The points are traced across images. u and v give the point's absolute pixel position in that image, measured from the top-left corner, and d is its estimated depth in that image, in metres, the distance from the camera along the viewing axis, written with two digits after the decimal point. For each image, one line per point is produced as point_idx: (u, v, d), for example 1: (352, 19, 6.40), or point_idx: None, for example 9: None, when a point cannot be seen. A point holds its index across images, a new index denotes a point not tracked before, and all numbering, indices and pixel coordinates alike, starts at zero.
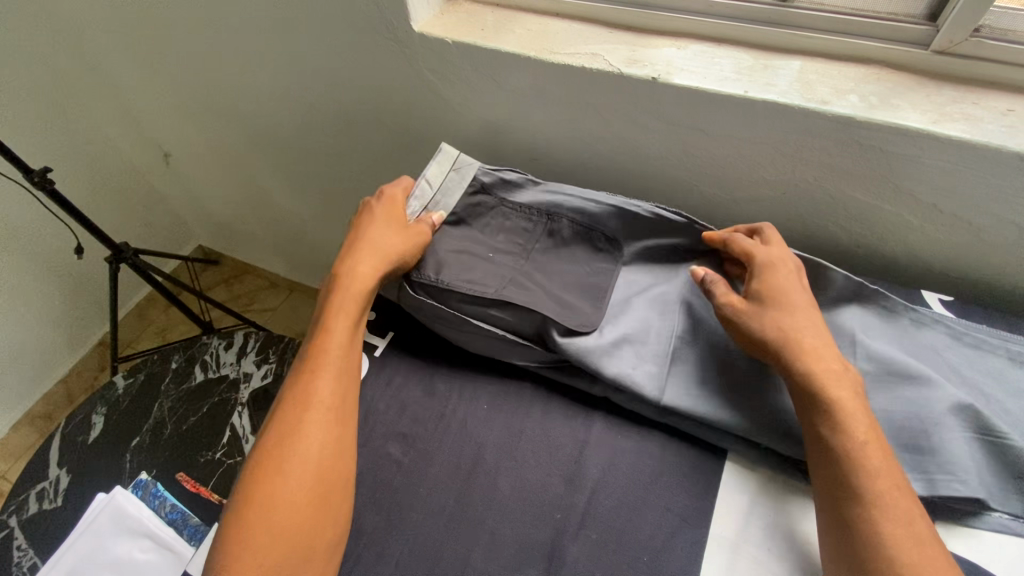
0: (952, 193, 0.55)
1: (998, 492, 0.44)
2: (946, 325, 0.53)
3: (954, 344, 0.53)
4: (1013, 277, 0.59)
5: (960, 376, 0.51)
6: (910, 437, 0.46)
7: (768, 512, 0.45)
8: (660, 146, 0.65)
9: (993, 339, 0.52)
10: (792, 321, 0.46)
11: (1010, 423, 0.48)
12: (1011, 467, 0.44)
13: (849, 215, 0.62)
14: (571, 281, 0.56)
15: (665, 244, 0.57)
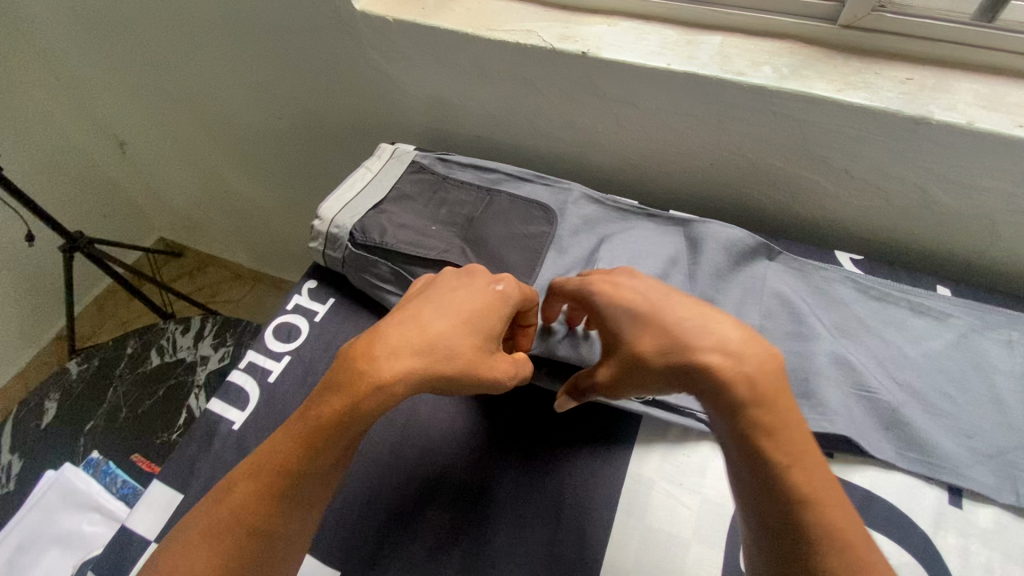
0: (858, 157, 0.59)
1: (874, 436, 0.48)
2: (853, 281, 0.57)
3: (860, 295, 0.57)
4: (919, 238, 0.63)
5: (858, 326, 0.55)
6: (801, 386, 0.50)
7: (685, 451, 0.48)
8: (594, 121, 0.68)
9: (897, 292, 0.56)
10: (631, 347, 0.41)
11: (902, 370, 0.52)
12: (883, 414, 0.49)
13: (771, 182, 0.66)
14: (510, 239, 0.60)
15: (593, 214, 0.63)
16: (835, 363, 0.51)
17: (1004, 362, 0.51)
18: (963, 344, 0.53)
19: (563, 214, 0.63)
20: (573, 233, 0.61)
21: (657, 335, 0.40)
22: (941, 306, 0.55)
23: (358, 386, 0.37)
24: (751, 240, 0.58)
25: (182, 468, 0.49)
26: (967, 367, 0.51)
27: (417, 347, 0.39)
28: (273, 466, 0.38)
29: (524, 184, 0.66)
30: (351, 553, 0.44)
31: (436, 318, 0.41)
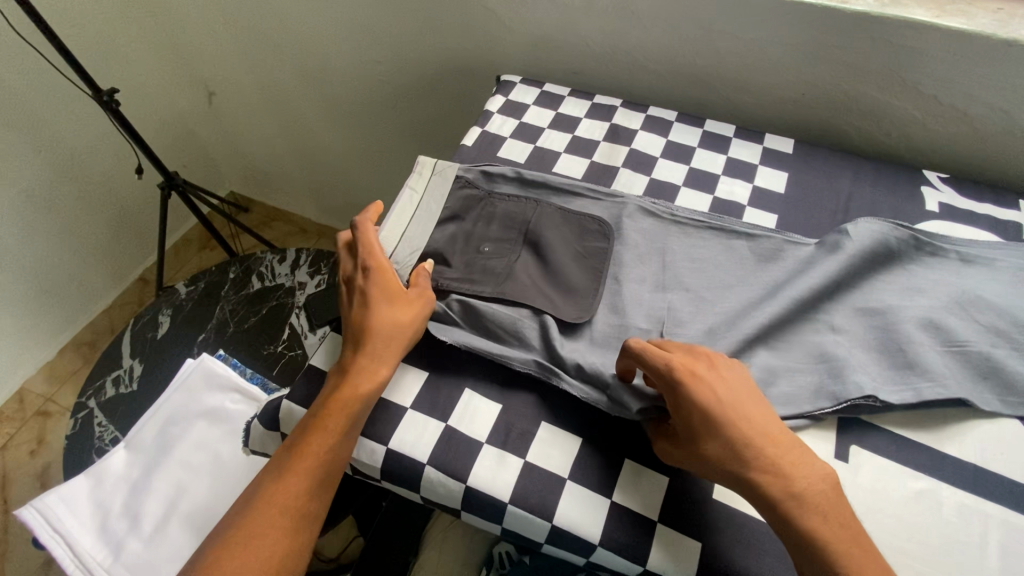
0: (947, 83, 0.64)
1: (978, 389, 0.48)
2: (930, 248, 0.57)
3: (926, 262, 0.56)
4: (999, 163, 0.68)
5: (929, 284, 0.55)
6: (902, 361, 0.50)
7: (801, 329, 0.53)
8: (695, 53, 0.73)
9: (948, 245, 0.57)
10: (723, 446, 0.40)
11: (992, 313, 0.52)
12: (982, 329, 0.52)
13: (859, 111, 0.71)
14: (569, 256, 0.57)
15: (650, 221, 0.61)
16: (921, 329, 0.51)
17: None
18: (1016, 282, 0.55)
19: (620, 230, 0.60)
20: (632, 243, 0.59)
21: (758, 443, 0.40)
22: (1013, 223, 0.62)
23: (356, 366, 0.47)
24: (817, 253, 0.56)
25: None
26: None
27: (390, 337, 0.48)
28: (309, 436, 0.44)
29: (575, 197, 0.63)
30: (509, 392, 0.50)
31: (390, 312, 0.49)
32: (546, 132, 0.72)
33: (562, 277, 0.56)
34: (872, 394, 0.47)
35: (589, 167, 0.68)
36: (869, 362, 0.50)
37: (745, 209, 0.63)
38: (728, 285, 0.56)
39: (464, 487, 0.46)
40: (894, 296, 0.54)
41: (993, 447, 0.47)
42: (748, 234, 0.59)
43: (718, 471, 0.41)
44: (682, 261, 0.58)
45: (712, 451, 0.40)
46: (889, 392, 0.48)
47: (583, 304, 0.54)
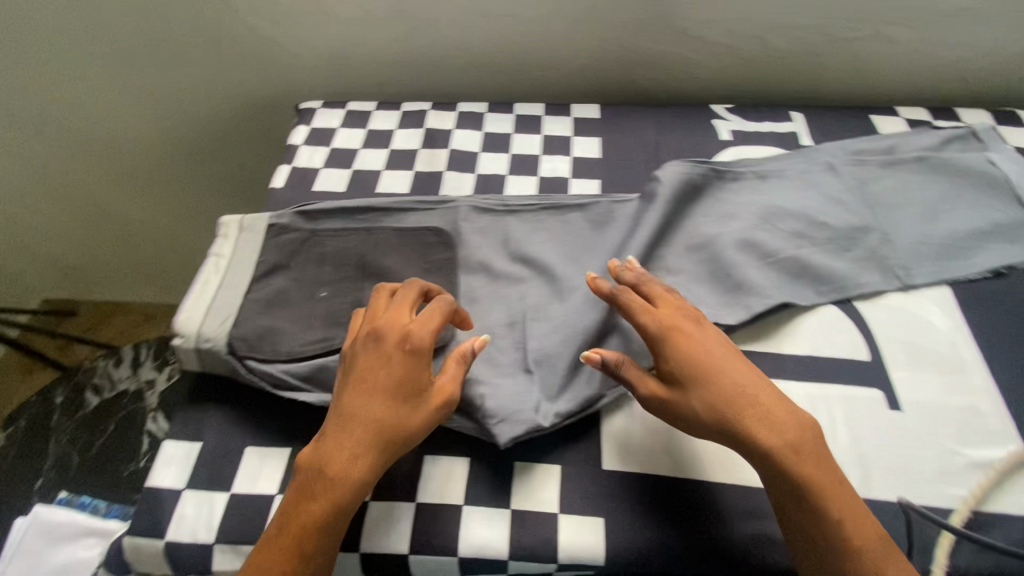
0: (707, 24, 0.70)
1: (797, 289, 0.54)
2: (730, 174, 0.62)
3: (730, 188, 0.62)
4: (769, 82, 0.76)
5: (737, 207, 0.60)
6: (734, 284, 0.54)
7: (647, 281, 0.55)
8: (485, 41, 0.74)
9: (742, 168, 0.63)
10: (713, 397, 0.41)
11: (791, 219, 0.59)
12: (786, 234, 0.57)
13: (647, 64, 0.76)
14: (415, 277, 0.54)
15: (487, 217, 0.61)
16: (739, 250, 0.56)
17: (840, 155, 0.64)
18: (802, 184, 0.62)
19: (459, 234, 0.59)
20: (475, 243, 0.58)
21: (746, 395, 0.41)
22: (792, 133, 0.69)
23: (324, 469, 0.39)
24: (640, 206, 0.59)
25: (191, 420, 0.48)
26: (822, 189, 0.61)
27: (383, 418, 0.40)
28: (281, 546, 0.37)
29: (406, 213, 0.60)
30: None
31: (393, 382, 0.41)
32: (360, 152, 0.68)
33: None
34: (713, 323, 0.51)
35: (414, 178, 0.65)
36: (707, 293, 0.54)
37: (571, 181, 0.65)
38: (572, 260, 0.57)
39: (360, 554, 0.42)
40: (712, 227, 0.58)
41: (821, 335, 0.52)
42: (577, 206, 0.61)
43: (708, 419, 0.40)
44: (526, 248, 0.58)
45: (709, 419, 0.40)
46: (729, 317, 0.52)
47: (443, 321, 0.51)
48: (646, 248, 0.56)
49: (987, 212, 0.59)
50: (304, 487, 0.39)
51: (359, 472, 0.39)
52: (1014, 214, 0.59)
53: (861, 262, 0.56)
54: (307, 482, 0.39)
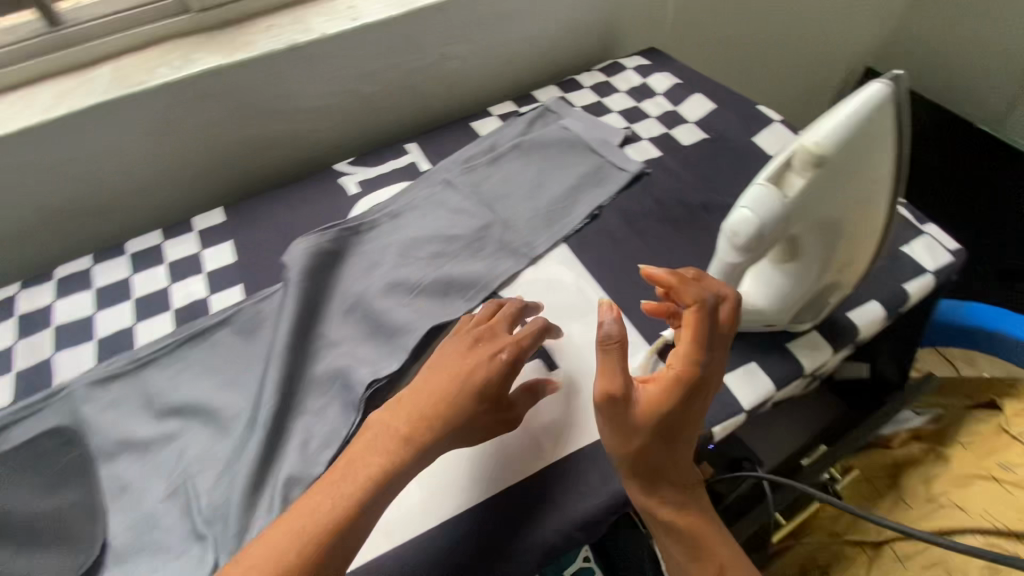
0: (289, 97, 0.71)
1: (447, 308, 0.56)
2: (362, 226, 0.64)
3: (366, 239, 0.63)
4: (384, 123, 0.81)
5: (376, 255, 0.61)
6: (389, 333, 0.54)
7: (309, 370, 0.53)
8: (58, 193, 0.65)
9: (373, 215, 0.65)
10: (673, 424, 0.43)
11: (426, 245, 0.62)
12: (426, 262, 0.60)
13: (259, 149, 0.74)
14: (29, 506, 0.45)
15: (118, 384, 0.53)
16: (387, 295, 0.57)
17: (453, 170, 0.71)
18: (429, 208, 0.67)
19: (88, 419, 0.51)
20: (109, 422, 0.51)
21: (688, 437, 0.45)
22: (412, 163, 0.74)
23: (377, 464, 0.39)
24: (280, 297, 0.57)
25: None
26: (446, 206, 0.67)
27: (362, 479, 0.39)
28: None
29: (8, 431, 0.50)
30: None
31: (488, 386, 0.44)
32: None
33: (33, 539, 0.44)
34: (376, 378, 0.50)
35: (16, 382, 0.55)
36: (367, 352, 0.53)
37: (212, 299, 0.60)
38: (229, 384, 0.53)
39: None
40: (359, 284, 0.59)
41: None
42: (220, 323, 0.57)
43: (662, 438, 0.43)
44: (173, 397, 0.52)
45: (634, 463, 0.43)
46: (392, 366, 0.51)
47: (81, 543, 0.44)
48: (296, 337, 0.53)
49: (573, 169, 0.70)
50: (335, 476, 0.39)
51: (382, 466, 0.39)
52: (593, 162, 0.71)
53: (494, 255, 0.62)
54: (358, 457, 0.40)
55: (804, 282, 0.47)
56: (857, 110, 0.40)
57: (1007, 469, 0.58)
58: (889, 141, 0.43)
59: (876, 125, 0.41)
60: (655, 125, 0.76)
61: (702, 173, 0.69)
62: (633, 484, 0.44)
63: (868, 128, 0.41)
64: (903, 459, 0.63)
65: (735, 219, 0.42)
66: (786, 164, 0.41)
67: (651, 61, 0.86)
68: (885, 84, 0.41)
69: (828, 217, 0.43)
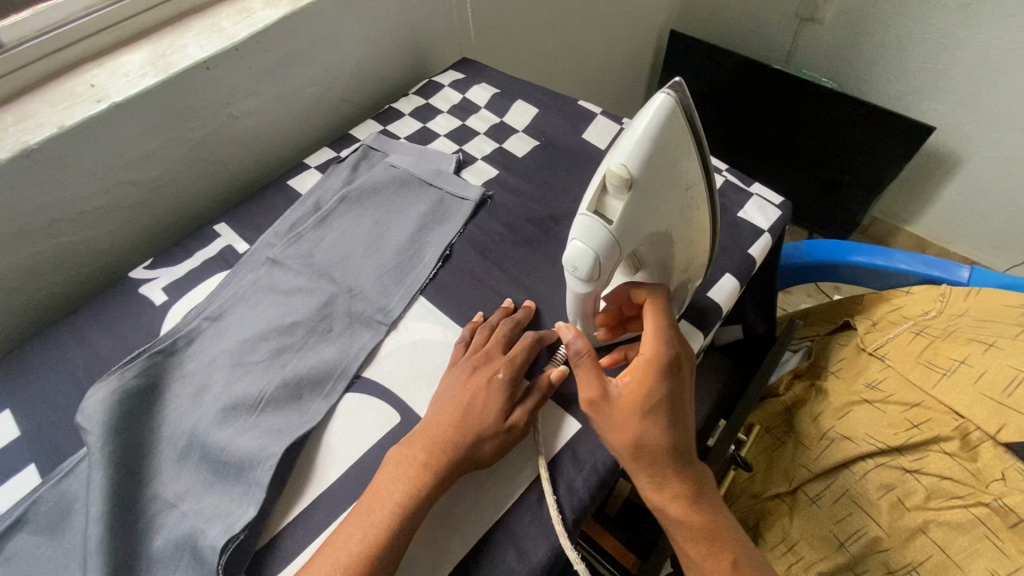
0: (43, 208, 0.57)
1: (302, 413, 0.49)
2: (177, 340, 0.54)
3: (187, 355, 0.53)
4: (180, 204, 0.69)
5: (203, 372, 0.52)
6: (237, 467, 0.45)
7: (145, 549, 0.43)
8: None
9: (189, 323, 0.55)
10: (657, 412, 0.43)
11: (262, 343, 0.53)
12: (266, 364, 0.52)
13: (21, 279, 0.59)
14: None
15: None
16: (227, 422, 0.48)
17: (276, 242, 0.62)
18: (257, 295, 0.58)
19: None
20: None
21: (680, 428, 0.44)
22: (227, 246, 0.63)
23: (401, 490, 0.42)
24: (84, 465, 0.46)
25: None
26: (275, 287, 0.58)
27: (360, 543, 0.40)
28: None
29: None
30: None
31: (488, 412, 0.45)
32: None
33: None
34: (231, 535, 0.42)
35: None
36: (216, 501, 0.44)
37: None
38: None
39: None
40: (188, 418, 0.49)
41: (353, 434, 0.49)
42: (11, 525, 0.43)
43: (651, 425, 0.43)
44: None
45: (632, 451, 0.43)
46: (248, 510, 0.43)
47: None
48: (115, 515, 0.43)
49: (412, 210, 0.65)
50: (361, 510, 0.42)
51: (379, 533, 0.40)
52: (431, 198, 0.66)
53: (345, 332, 0.54)
54: (380, 493, 0.42)
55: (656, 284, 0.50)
56: (648, 131, 0.40)
57: (873, 388, 0.61)
58: (690, 149, 0.43)
59: (672, 139, 0.41)
60: (486, 142, 0.73)
61: (543, 184, 0.67)
62: (639, 474, 0.44)
63: (665, 145, 0.40)
64: (793, 406, 0.67)
65: (572, 254, 0.44)
66: (602, 191, 0.42)
67: (465, 73, 0.83)
68: (670, 95, 0.40)
69: (656, 230, 0.44)
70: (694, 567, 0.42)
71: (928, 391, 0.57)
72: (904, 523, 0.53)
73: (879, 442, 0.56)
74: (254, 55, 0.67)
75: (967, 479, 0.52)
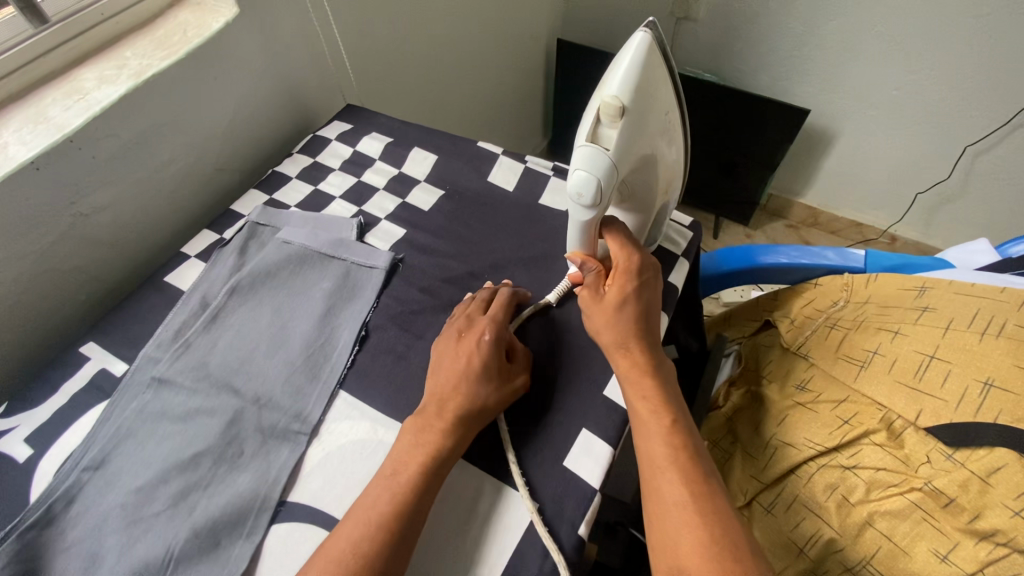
0: None
1: (217, 569, 0.43)
2: (47, 510, 0.45)
3: (63, 525, 0.45)
4: (37, 327, 0.59)
5: (89, 543, 0.44)
6: None
7: None
8: None
9: (60, 483, 0.46)
10: (629, 306, 0.49)
11: (158, 492, 0.46)
12: (166, 517, 0.45)
13: None
14: None
15: None
16: None
17: (159, 359, 0.54)
18: (144, 430, 0.50)
19: None
20: None
21: (649, 324, 0.49)
22: (99, 371, 0.55)
23: (419, 457, 0.44)
24: None
25: None
26: (166, 417, 0.50)
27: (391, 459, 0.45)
28: None
29: None
30: None
31: (484, 372, 0.48)
32: None
33: None
34: None
35: None
36: None
37: None
38: None
39: None
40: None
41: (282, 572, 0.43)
42: None
43: (624, 310, 0.48)
44: None
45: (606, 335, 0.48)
46: None
47: None
48: None
49: (313, 292, 0.59)
50: (385, 472, 0.44)
51: (407, 470, 0.44)
52: (335, 272, 0.60)
53: (259, 454, 0.48)
54: (401, 457, 0.45)
55: (644, 212, 0.53)
56: (632, 65, 0.43)
57: (803, 390, 0.64)
58: (664, 78, 0.47)
59: (652, 70, 0.44)
60: (386, 198, 0.68)
61: (454, 236, 0.64)
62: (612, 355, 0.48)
63: (648, 75, 0.44)
64: (734, 417, 0.69)
65: (575, 183, 0.46)
66: (596, 123, 0.44)
67: (352, 123, 0.77)
68: (646, 34, 0.44)
69: (643, 155, 0.47)
70: (654, 449, 0.43)
71: (851, 386, 0.60)
72: (852, 519, 0.55)
73: (817, 445, 0.58)
74: (95, 143, 0.58)
75: (898, 466, 0.54)
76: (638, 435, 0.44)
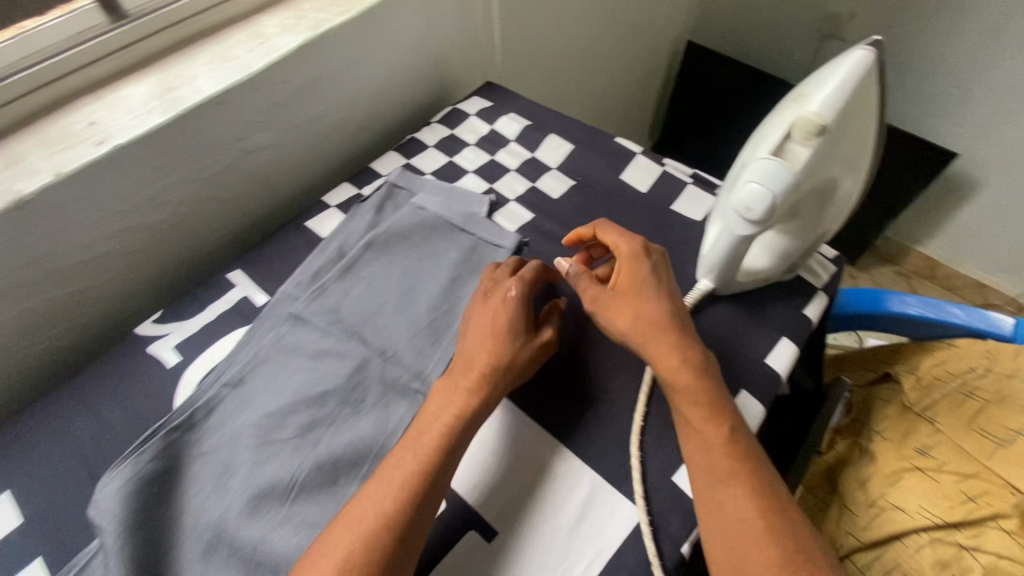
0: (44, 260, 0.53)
1: (336, 502, 0.45)
2: (191, 417, 0.49)
3: (204, 432, 0.49)
4: (193, 247, 0.65)
5: (225, 454, 0.48)
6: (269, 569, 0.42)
7: None
8: None
9: (203, 395, 0.51)
10: (667, 344, 0.46)
11: (288, 420, 0.49)
12: (294, 445, 0.48)
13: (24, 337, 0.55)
14: None
15: None
16: (254, 515, 0.45)
17: (297, 298, 0.58)
18: (279, 360, 0.53)
19: None
20: None
21: (698, 364, 0.46)
22: (244, 298, 0.60)
23: (448, 417, 0.45)
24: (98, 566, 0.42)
25: None
26: (299, 353, 0.54)
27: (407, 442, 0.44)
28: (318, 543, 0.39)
29: None
30: None
31: (512, 337, 0.49)
32: None
33: None
34: None
35: None
36: None
37: None
38: None
39: None
40: (212, 506, 0.45)
41: None
42: None
43: (663, 352, 0.46)
44: None
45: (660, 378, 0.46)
46: None
47: None
48: None
49: (441, 259, 0.61)
50: (412, 433, 0.45)
51: (433, 439, 0.44)
52: (463, 244, 0.62)
53: (380, 404, 0.51)
54: (428, 418, 0.46)
55: (800, 242, 0.50)
56: (845, 84, 0.44)
57: (923, 453, 0.59)
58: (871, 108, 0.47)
59: (861, 97, 0.45)
60: (517, 180, 0.69)
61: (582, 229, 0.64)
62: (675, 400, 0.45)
63: (856, 98, 0.45)
64: (836, 466, 0.66)
65: (747, 194, 0.45)
66: (788, 137, 0.44)
67: (491, 101, 0.78)
68: (867, 51, 0.45)
69: (829, 177, 0.46)
70: (724, 510, 0.40)
71: (983, 463, 0.56)
72: None
73: (936, 516, 0.55)
74: (270, 86, 0.62)
75: None
76: (703, 496, 0.41)
